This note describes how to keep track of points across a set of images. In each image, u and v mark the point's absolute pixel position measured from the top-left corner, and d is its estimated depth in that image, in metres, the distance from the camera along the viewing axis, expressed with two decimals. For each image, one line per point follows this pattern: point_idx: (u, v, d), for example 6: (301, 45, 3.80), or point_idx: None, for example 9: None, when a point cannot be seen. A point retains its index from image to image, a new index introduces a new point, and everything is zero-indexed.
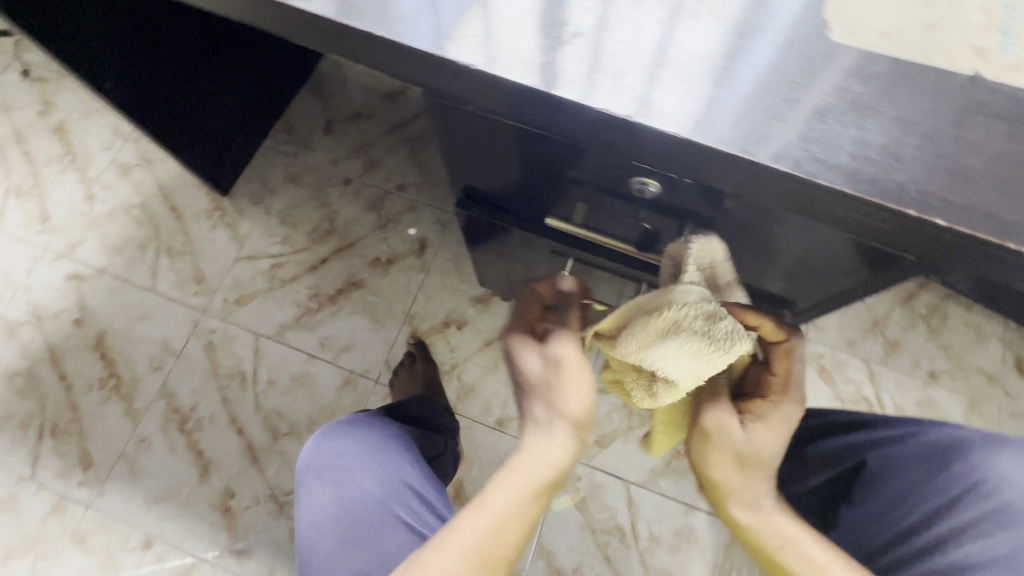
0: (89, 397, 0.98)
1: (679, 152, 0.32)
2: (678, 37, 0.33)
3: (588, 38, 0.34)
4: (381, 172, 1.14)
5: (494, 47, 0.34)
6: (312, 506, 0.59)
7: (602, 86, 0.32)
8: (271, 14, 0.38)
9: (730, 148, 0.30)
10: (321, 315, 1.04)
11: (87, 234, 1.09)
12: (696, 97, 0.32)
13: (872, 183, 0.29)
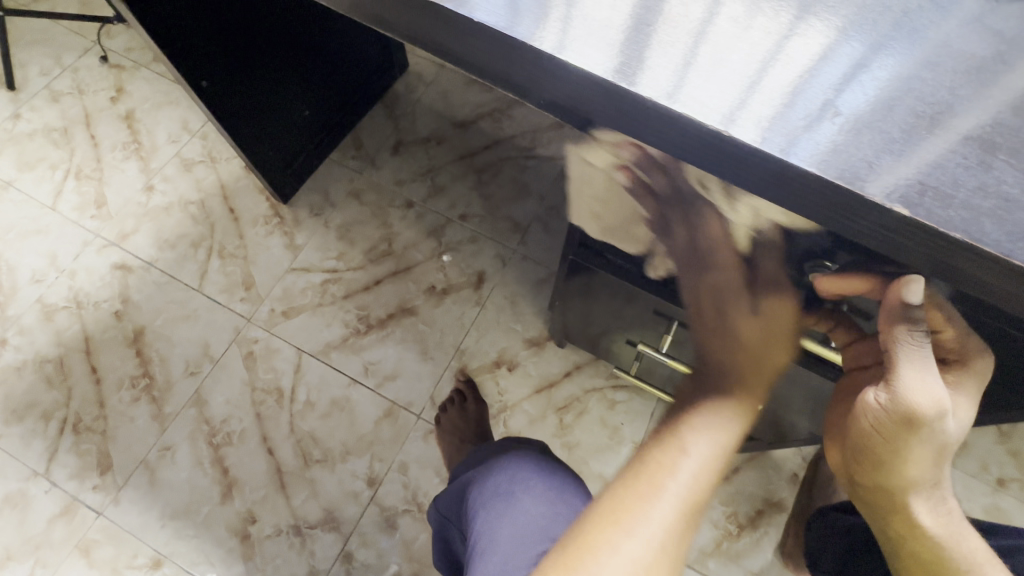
0: (118, 396, 0.94)
1: (908, 238, 0.30)
2: (895, 108, 0.31)
3: (798, 95, 0.31)
4: (445, 199, 1.12)
5: (699, 91, 0.32)
6: (544, 507, 0.56)
7: (821, 149, 0.30)
8: (455, 30, 0.36)
9: (979, 241, 0.28)
10: (369, 339, 1.00)
11: (141, 225, 1.07)
12: (929, 177, 0.29)
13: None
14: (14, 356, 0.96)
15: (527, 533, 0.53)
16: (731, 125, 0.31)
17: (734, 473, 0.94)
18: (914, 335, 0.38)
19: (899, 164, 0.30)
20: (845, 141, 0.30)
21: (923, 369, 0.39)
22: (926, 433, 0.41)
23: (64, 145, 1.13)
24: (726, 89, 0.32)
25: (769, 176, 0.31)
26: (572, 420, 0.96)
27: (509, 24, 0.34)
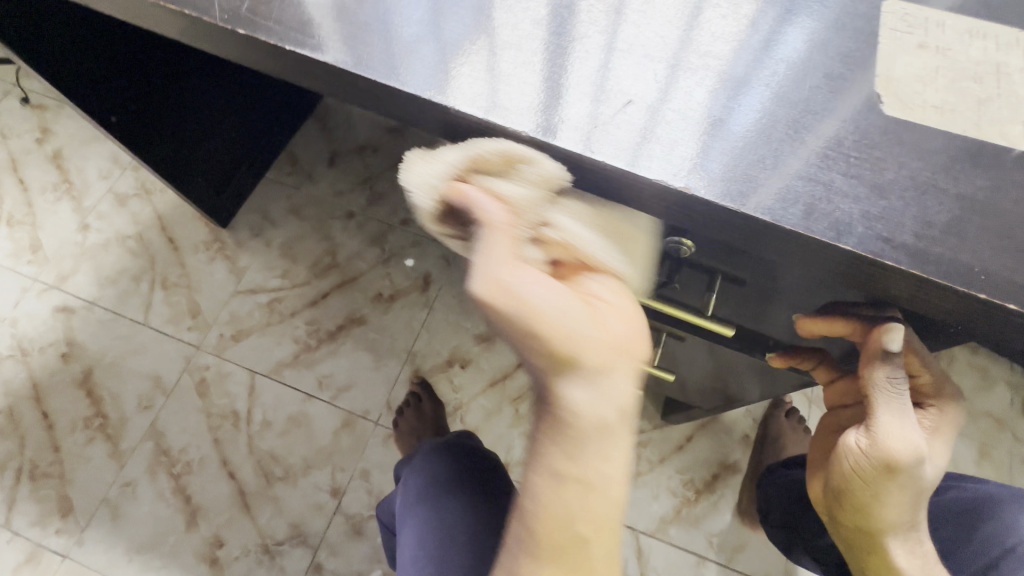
0: (72, 438, 0.94)
1: (731, 226, 0.32)
2: (718, 105, 0.33)
3: (626, 101, 0.34)
4: (385, 206, 1.13)
5: (531, 107, 0.33)
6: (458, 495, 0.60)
7: (644, 151, 0.32)
8: (305, 71, 0.38)
9: (784, 223, 0.30)
10: (320, 353, 1.01)
11: (79, 264, 1.06)
12: (744, 167, 0.32)
13: (942, 267, 0.29)
14: None
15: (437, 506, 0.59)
16: (570, 138, 0.33)
17: (687, 442, 0.97)
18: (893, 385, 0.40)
19: (741, 167, 0.32)
20: (691, 146, 0.32)
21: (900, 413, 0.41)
22: (905, 479, 0.43)
23: None
24: (557, 102, 0.34)
25: (603, 181, 0.33)
26: (528, 409, 0.98)
27: (351, 58, 0.35)
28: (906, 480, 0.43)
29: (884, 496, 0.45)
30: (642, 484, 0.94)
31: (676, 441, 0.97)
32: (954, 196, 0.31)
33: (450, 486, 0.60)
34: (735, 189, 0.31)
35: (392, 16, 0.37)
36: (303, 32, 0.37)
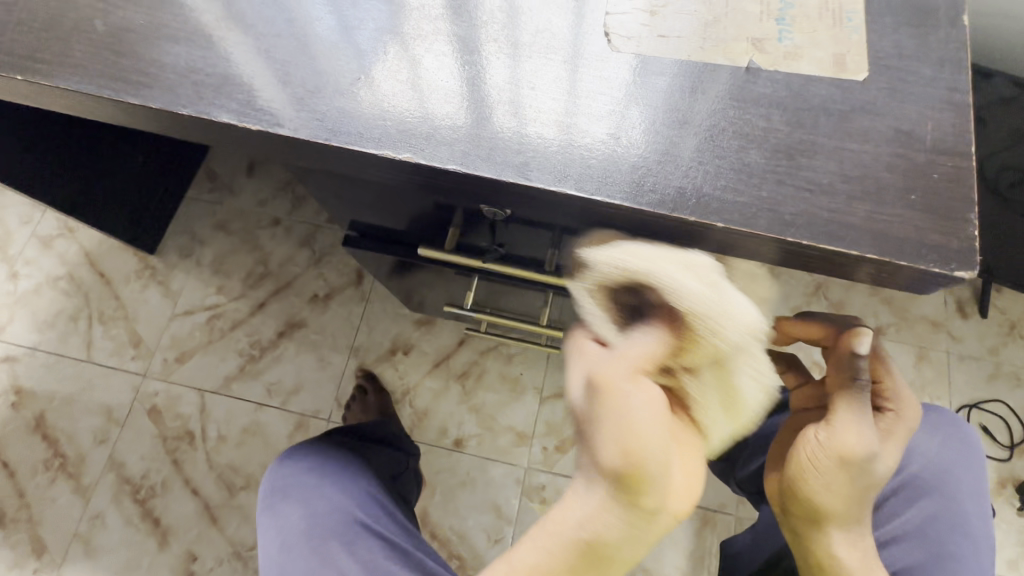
0: (36, 481, 0.96)
1: (475, 188, 0.34)
2: (459, 69, 0.36)
3: (372, 79, 0.35)
4: (310, 206, 1.12)
5: (281, 102, 0.35)
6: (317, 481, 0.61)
7: (389, 125, 0.34)
8: (74, 105, 0.38)
9: (511, 177, 0.33)
10: (265, 361, 1.02)
11: (15, 313, 1.06)
12: (480, 127, 0.34)
13: (653, 193, 0.32)
14: None
15: (291, 488, 0.61)
16: (336, 132, 0.34)
17: None
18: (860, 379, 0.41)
19: (512, 143, 0.33)
20: (464, 127, 0.34)
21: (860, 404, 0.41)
22: (860, 474, 0.41)
23: None
24: (306, 91, 0.35)
25: (358, 163, 0.35)
26: (474, 384, 1.00)
27: (103, 84, 0.36)
28: (860, 477, 0.41)
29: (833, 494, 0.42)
30: None
31: None
32: (671, 124, 0.33)
33: (291, 486, 0.61)
34: (503, 165, 0.33)
35: (140, 32, 0.37)
36: (60, 63, 0.36)
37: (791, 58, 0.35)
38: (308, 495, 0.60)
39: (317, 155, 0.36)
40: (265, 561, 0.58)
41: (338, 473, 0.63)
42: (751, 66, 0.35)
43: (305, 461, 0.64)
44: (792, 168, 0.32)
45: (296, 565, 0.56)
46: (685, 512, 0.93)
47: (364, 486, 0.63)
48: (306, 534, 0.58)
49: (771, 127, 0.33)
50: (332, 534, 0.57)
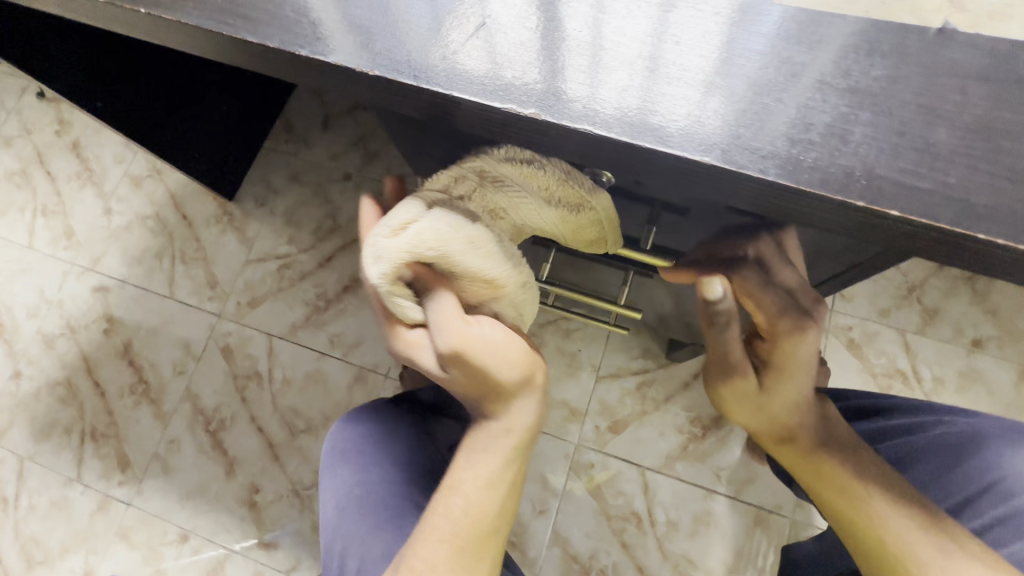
0: (122, 403, 1.04)
1: (603, 152, 0.31)
2: (597, 20, 0.33)
3: (501, 28, 0.33)
4: (380, 164, 1.12)
5: (402, 48, 0.33)
6: (376, 449, 0.61)
7: (515, 78, 0.32)
8: (194, 42, 0.38)
9: (647, 142, 0.29)
10: (330, 313, 1.05)
11: (109, 246, 1.14)
12: (616, 86, 0.31)
13: (816, 170, 0.28)
14: (30, 384, 1.07)
15: (352, 449, 0.62)
16: (455, 81, 0.32)
17: (694, 379, 0.96)
18: (718, 315, 0.48)
19: (650, 105, 0.30)
20: (595, 85, 0.31)
21: (731, 341, 0.52)
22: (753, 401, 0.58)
23: (26, 186, 1.19)
24: (429, 38, 0.33)
25: (476, 117, 0.33)
26: None
27: (225, 22, 0.35)
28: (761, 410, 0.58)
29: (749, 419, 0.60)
30: (648, 423, 0.95)
31: (682, 378, 0.96)
32: (838, 91, 0.29)
33: (353, 446, 0.62)
34: (640, 128, 0.30)
35: None
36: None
37: (998, 19, 0.31)
38: (366, 458, 0.60)
39: (430, 105, 0.34)
40: (325, 515, 0.60)
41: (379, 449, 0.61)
42: (949, 27, 0.30)
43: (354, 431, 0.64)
44: (985, 151, 0.28)
45: (349, 526, 0.57)
46: (736, 508, 0.90)
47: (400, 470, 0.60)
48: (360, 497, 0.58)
49: (968, 101, 0.29)
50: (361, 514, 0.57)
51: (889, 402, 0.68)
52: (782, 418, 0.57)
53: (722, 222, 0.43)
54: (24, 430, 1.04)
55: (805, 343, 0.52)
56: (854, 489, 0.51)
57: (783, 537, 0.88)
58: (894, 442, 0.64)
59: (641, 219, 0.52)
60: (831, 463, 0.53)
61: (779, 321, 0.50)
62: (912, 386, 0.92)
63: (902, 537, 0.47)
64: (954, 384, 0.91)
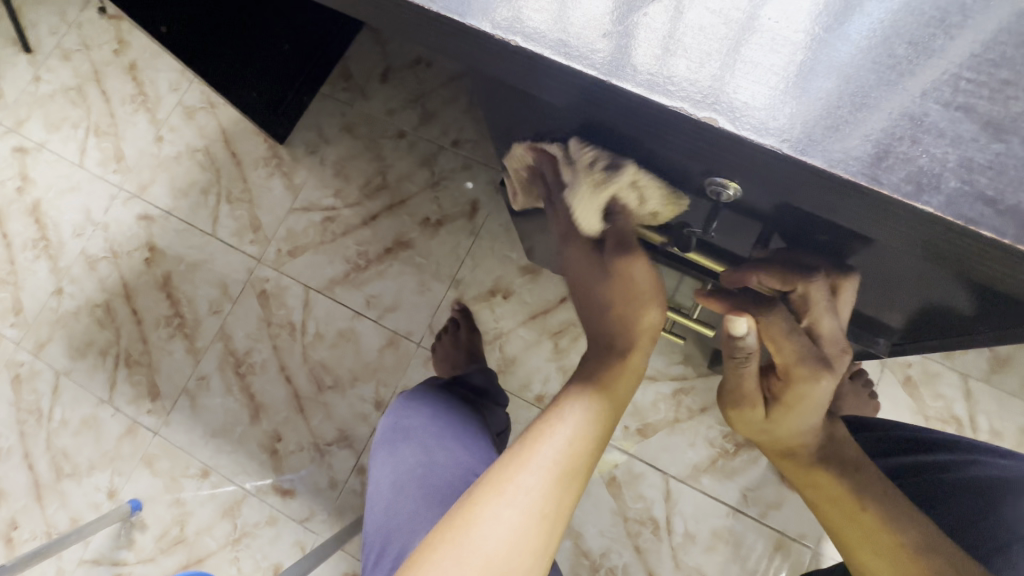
0: (158, 333, 1.05)
1: (775, 170, 0.28)
2: (793, 10, 0.29)
3: (680, 8, 0.30)
4: (437, 125, 1.07)
5: (562, 19, 0.30)
6: (438, 441, 0.62)
7: (691, 72, 0.29)
8: None
9: (839, 168, 0.27)
10: (369, 273, 1.03)
11: (157, 175, 1.13)
12: (807, 95, 0.27)
13: (1006, 215, 0.25)
14: (70, 302, 1.08)
15: (414, 431, 0.63)
16: (580, 54, 0.30)
17: None
18: (739, 351, 0.52)
19: (796, 104, 0.27)
20: (737, 73, 0.28)
21: (745, 374, 0.54)
22: (747, 415, 0.58)
23: (81, 103, 1.18)
24: (594, 10, 0.30)
25: (634, 112, 0.30)
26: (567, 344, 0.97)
27: None
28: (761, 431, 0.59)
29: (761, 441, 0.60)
30: (679, 431, 0.92)
31: None
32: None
33: (414, 429, 0.63)
34: (831, 149, 0.27)
35: None
36: None
37: None
38: (429, 443, 0.61)
39: (548, 78, 0.32)
40: (376, 492, 0.60)
41: (411, 434, 0.63)
42: None
43: (391, 416, 0.67)
44: None
45: (405, 505, 0.57)
46: (758, 530, 0.88)
47: (429, 456, 0.60)
48: (417, 477, 0.59)
49: None
50: (393, 500, 0.58)
51: (934, 438, 0.64)
52: (784, 440, 0.57)
53: (831, 245, 0.41)
54: (62, 346, 1.06)
55: (820, 389, 0.51)
56: (846, 502, 0.52)
57: (801, 566, 0.86)
58: (926, 477, 0.59)
59: (751, 237, 0.48)
60: (827, 476, 0.54)
61: (796, 366, 0.50)
62: (966, 435, 0.87)
63: (896, 543, 0.48)
64: (1012, 440, 0.86)
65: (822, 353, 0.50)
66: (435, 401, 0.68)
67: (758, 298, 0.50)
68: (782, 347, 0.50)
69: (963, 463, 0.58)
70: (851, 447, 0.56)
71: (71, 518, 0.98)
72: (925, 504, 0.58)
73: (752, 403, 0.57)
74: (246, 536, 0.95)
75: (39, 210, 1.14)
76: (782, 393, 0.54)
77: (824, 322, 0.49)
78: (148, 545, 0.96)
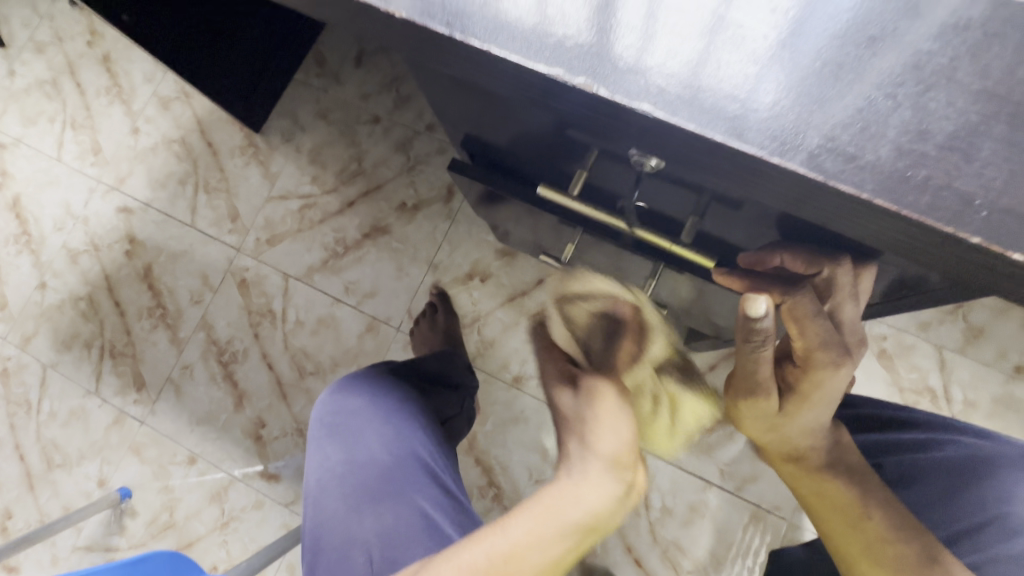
0: (141, 324, 1.06)
1: (671, 142, 0.27)
2: None
3: None
4: (411, 110, 1.06)
5: None
6: (366, 439, 0.62)
7: (576, 39, 0.27)
8: None
9: (727, 139, 0.25)
10: (346, 260, 1.04)
11: (134, 167, 1.13)
12: (700, 63, 0.26)
13: (931, 191, 0.24)
14: (54, 296, 1.09)
15: (343, 423, 0.64)
16: (499, 35, 0.27)
17: (710, 370, 0.92)
18: (756, 335, 0.43)
19: (732, 88, 0.25)
20: (668, 56, 0.26)
21: (760, 360, 0.46)
22: (750, 406, 0.53)
23: (56, 97, 1.17)
24: None
25: (524, 84, 0.28)
26: None
27: None
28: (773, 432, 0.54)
29: (769, 438, 0.56)
30: None
31: (698, 368, 0.93)
32: (968, 94, 0.24)
33: (340, 422, 0.64)
34: (720, 117, 0.25)
35: None
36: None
37: None
38: (348, 439, 0.63)
39: (470, 62, 0.29)
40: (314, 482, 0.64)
41: (335, 430, 0.64)
42: None
43: (320, 408, 0.67)
44: None
45: (332, 502, 0.60)
46: (734, 504, 0.89)
47: (348, 452, 0.62)
48: (342, 474, 0.61)
49: None
50: (318, 498, 0.60)
51: (906, 418, 0.64)
52: (793, 440, 0.54)
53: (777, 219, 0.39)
54: (48, 339, 1.07)
55: (835, 377, 0.48)
56: (852, 509, 0.50)
57: (777, 538, 0.87)
58: (900, 456, 0.60)
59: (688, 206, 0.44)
60: (835, 484, 0.52)
61: (818, 350, 0.46)
62: (941, 407, 0.87)
63: (898, 554, 0.47)
64: (986, 409, 0.87)
65: (841, 339, 0.47)
66: (362, 389, 0.67)
67: (783, 276, 0.42)
68: (805, 329, 0.44)
69: (932, 443, 0.59)
70: (854, 455, 0.56)
71: (63, 507, 1.01)
72: (898, 483, 0.58)
73: (765, 391, 0.50)
74: (233, 520, 0.97)
75: (18, 205, 1.14)
76: (798, 381, 0.49)
77: (846, 306, 0.43)
78: (139, 531, 0.98)
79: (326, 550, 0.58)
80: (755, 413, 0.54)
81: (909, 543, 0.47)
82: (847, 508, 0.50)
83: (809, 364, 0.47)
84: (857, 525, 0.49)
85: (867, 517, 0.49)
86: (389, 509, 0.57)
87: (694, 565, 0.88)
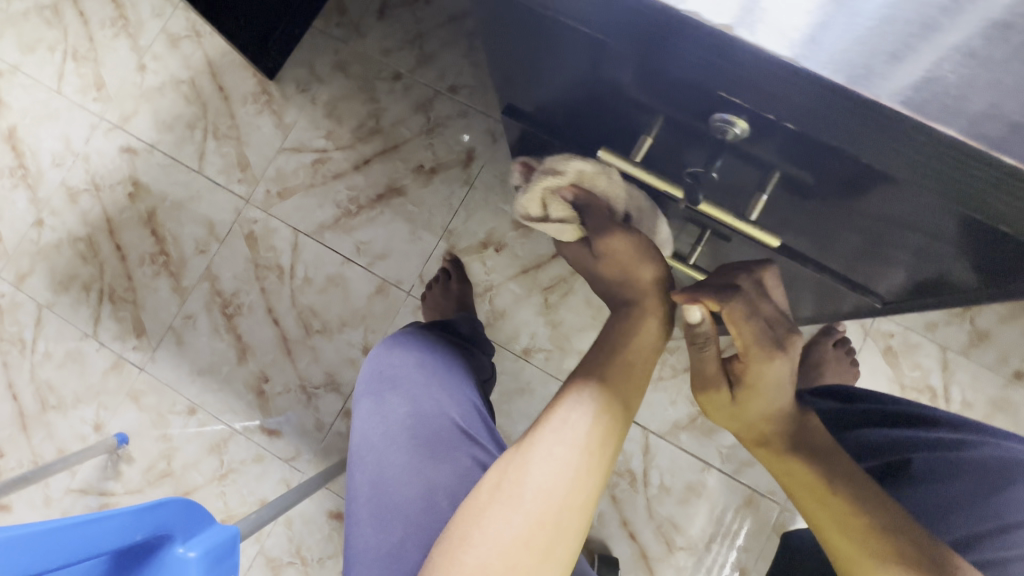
0: (142, 270, 1.03)
1: (788, 83, 0.28)
2: None
3: None
4: (434, 68, 1.03)
5: None
6: (431, 395, 0.61)
7: None
8: None
9: (853, 80, 0.26)
10: (360, 220, 1.01)
11: (139, 106, 1.08)
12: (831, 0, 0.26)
13: None
14: (51, 235, 1.05)
15: (405, 376, 0.62)
16: None
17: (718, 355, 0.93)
18: (700, 335, 0.57)
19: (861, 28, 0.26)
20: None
21: (705, 359, 0.59)
22: (705, 399, 0.62)
23: (57, 24, 1.11)
24: None
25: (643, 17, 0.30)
26: (557, 300, 0.97)
27: None
28: (736, 418, 0.60)
29: (736, 425, 0.61)
30: (662, 389, 0.94)
31: None
32: None
33: (400, 377, 0.62)
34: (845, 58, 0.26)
35: None
36: None
37: None
38: (415, 393, 0.61)
39: None
40: (361, 440, 0.61)
41: (398, 384, 0.62)
42: None
43: (374, 363, 0.65)
44: None
45: (399, 457, 0.58)
46: (730, 485, 0.91)
47: (417, 403, 0.61)
48: (410, 428, 0.59)
49: None
50: (382, 451, 0.59)
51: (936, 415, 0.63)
52: (757, 424, 0.58)
53: (845, 204, 0.41)
54: (44, 279, 1.04)
55: (773, 368, 0.55)
56: (819, 487, 0.51)
57: (768, 521, 0.90)
58: (927, 453, 0.60)
59: (753, 179, 0.44)
60: (801, 462, 0.54)
61: (751, 348, 0.54)
62: (938, 405, 0.90)
63: (865, 523, 0.47)
64: (981, 410, 0.89)
65: (773, 335, 0.55)
66: (417, 345, 0.66)
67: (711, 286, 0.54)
68: (741, 330, 0.54)
69: (964, 443, 0.59)
70: (822, 434, 0.57)
71: (57, 449, 0.99)
72: (922, 478, 0.59)
73: (716, 385, 0.60)
74: (232, 472, 0.97)
75: (15, 136, 1.09)
76: (743, 374, 0.57)
77: (766, 307, 0.54)
78: (136, 477, 0.97)
79: (398, 507, 0.56)
80: (712, 405, 0.62)
81: (877, 515, 0.47)
82: (814, 485, 0.52)
83: (745, 361, 0.56)
84: (825, 501, 0.50)
85: (833, 490, 0.50)
86: (467, 456, 0.58)
87: (687, 542, 0.90)
